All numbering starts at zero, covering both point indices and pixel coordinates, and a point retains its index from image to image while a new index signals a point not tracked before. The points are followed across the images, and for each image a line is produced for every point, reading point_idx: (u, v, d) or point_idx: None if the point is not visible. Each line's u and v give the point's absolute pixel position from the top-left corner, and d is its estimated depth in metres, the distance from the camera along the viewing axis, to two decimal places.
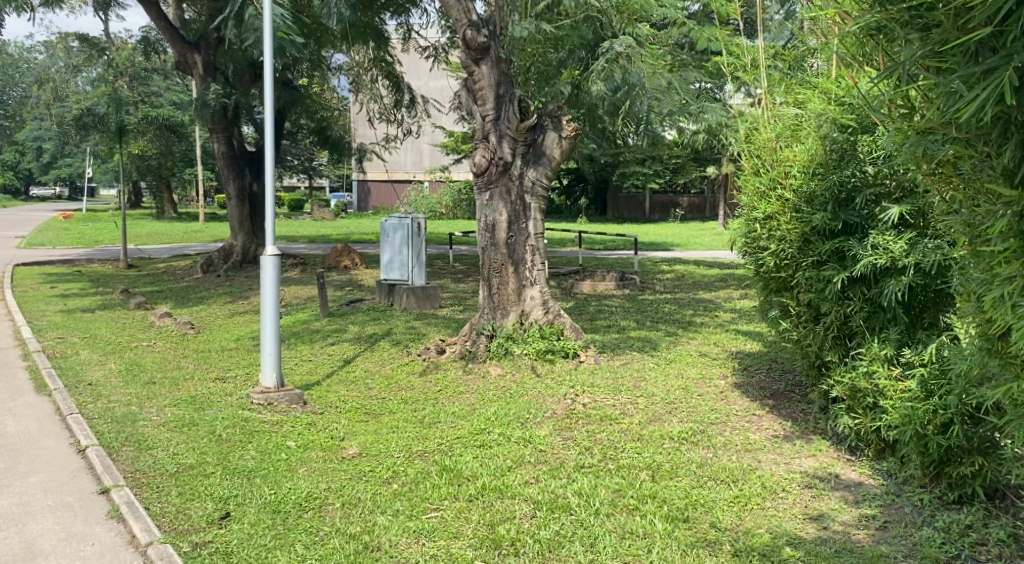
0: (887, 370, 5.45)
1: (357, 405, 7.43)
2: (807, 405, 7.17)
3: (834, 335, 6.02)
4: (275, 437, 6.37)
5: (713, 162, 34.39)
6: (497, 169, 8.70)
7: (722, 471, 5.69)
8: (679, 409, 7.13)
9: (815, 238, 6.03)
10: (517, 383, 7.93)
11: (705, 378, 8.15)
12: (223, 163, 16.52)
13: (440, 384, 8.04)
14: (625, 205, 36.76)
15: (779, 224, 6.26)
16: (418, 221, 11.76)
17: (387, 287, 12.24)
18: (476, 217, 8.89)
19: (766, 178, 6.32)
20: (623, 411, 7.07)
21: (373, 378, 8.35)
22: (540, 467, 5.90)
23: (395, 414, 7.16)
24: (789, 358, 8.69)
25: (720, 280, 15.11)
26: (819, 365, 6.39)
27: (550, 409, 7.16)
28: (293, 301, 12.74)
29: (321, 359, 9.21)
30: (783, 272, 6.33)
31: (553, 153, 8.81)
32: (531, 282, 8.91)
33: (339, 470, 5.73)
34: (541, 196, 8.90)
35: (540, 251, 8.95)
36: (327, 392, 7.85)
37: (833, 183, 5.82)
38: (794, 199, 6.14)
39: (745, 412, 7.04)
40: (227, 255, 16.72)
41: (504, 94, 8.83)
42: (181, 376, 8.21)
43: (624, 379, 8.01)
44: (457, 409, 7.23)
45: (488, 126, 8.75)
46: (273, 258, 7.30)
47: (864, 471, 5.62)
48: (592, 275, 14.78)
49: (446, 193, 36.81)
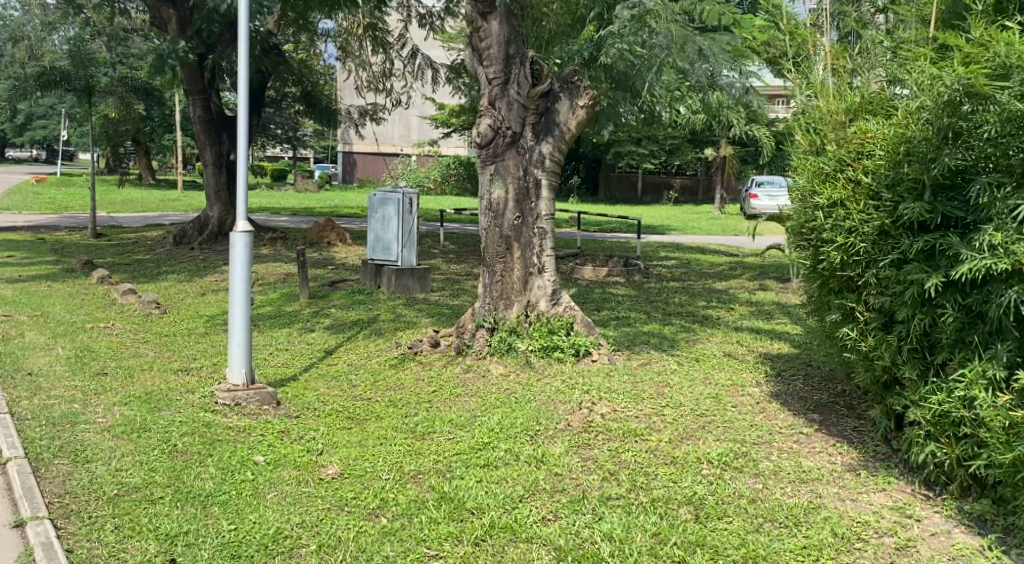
0: (991, 397, 4.56)
1: (338, 407, 6.42)
2: (860, 423, 6.32)
3: (912, 347, 5.19)
4: (241, 448, 5.32)
5: (710, 143, 33.39)
6: (504, 140, 7.64)
7: (780, 511, 4.79)
8: (713, 424, 6.16)
9: (897, 230, 5.18)
10: (521, 384, 6.94)
11: (736, 385, 7.18)
12: (201, 128, 15.34)
13: (435, 382, 7.03)
14: (617, 186, 35.81)
15: (849, 213, 5.45)
16: (409, 195, 10.81)
17: (373, 267, 11.17)
18: (479, 194, 7.80)
19: (835, 157, 5.65)
20: (648, 426, 6.07)
21: (358, 373, 7.34)
22: (557, 498, 4.90)
23: (383, 420, 6.15)
24: (825, 364, 7.76)
25: (730, 269, 14.14)
26: (888, 380, 5.56)
27: (564, 419, 6.16)
28: (271, 280, 11.66)
29: (299, 349, 8.17)
30: (850, 270, 5.51)
31: (568, 125, 7.73)
32: (539, 269, 7.80)
33: (316, 497, 4.72)
34: (553, 173, 7.79)
35: (550, 235, 7.84)
36: (304, 390, 6.83)
37: (943, 168, 4.78)
38: (873, 182, 5.37)
39: (790, 431, 6.11)
40: (202, 227, 15.48)
41: (514, 54, 7.79)
42: (138, 366, 7.13)
43: (646, 385, 7.00)
44: (456, 416, 6.22)
45: (495, 92, 7.69)
46: (244, 236, 6.24)
47: (951, 516, 4.83)
48: (593, 260, 13.77)
49: (435, 167, 35.64)
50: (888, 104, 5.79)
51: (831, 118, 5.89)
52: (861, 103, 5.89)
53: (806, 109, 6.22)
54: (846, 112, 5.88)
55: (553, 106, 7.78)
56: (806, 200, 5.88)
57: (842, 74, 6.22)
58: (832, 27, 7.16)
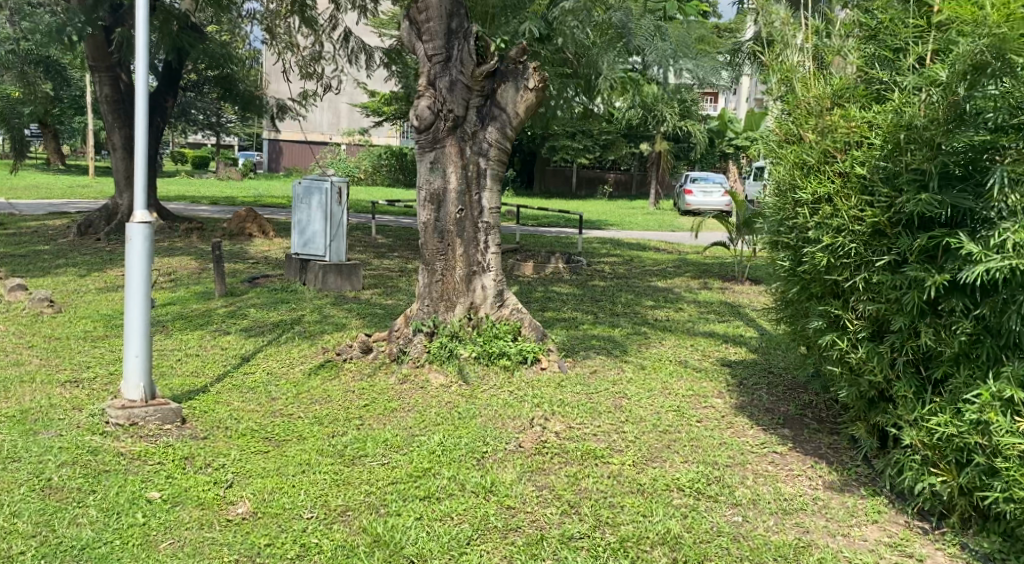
0: (1009, 422, 4.08)
1: (254, 427, 5.59)
2: (836, 439, 5.76)
3: (906, 359, 4.71)
4: (131, 481, 4.53)
5: (645, 139, 33.08)
6: (445, 124, 6.85)
7: (766, 551, 4.23)
8: (679, 443, 5.52)
9: (896, 230, 4.73)
10: (464, 397, 6.20)
11: (698, 396, 6.56)
12: (108, 108, 14.09)
13: (367, 395, 6.23)
14: (552, 179, 35.07)
15: (838, 210, 4.95)
16: (339, 184, 9.90)
17: (298, 263, 10.28)
18: (418, 184, 6.99)
19: (818, 148, 5.13)
20: (609, 445, 5.40)
21: (278, 384, 6.50)
22: (511, 540, 4.24)
23: (306, 443, 5.36)
24: (788, 373, 7.22)
25: (674, 267, 13.63)
26: (875, 396, 5.02)
27: (514, 439, 5.44)
28: (183, 276, 10.63)
29: (210, 355, 7.27)
30: (837, 274, 4.99)
31: (515, 109, 6.99)
32: (484, 267, 7.03)
33: (221, 545, 4.04)
34: (498, 161, 7.05)
35: (494, 230, 7.10)
36: (215, 405, 5.98)
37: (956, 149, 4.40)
38: (865, 175, 4.87)
39: (763, 450, 5.50)
40: (110, 216, 14.27)
41: (457, 29, 6.98)
42: (17, 377, 6.14)
43: (601, 396, 6.35)
44: (391, 435, 5.48)
45: (436, 70, 6.88)
46: (142, 229, 5.39)
47: (956, 556, 4.31)
48: (534, 256, 13.07)
49: (365, 157, 34.58)
50: (874, 92, 5.24)
51: (814, 103, 5.31)
52: (848, 88, 5.30)
53: (785, 95, 5.60)
54: (831, 98, 5.29)
55: (499, 88, 7.01)
56: (785, 194, 5.35)
57: (821, 57, 5.63)
58: (807, 9, 6.59)
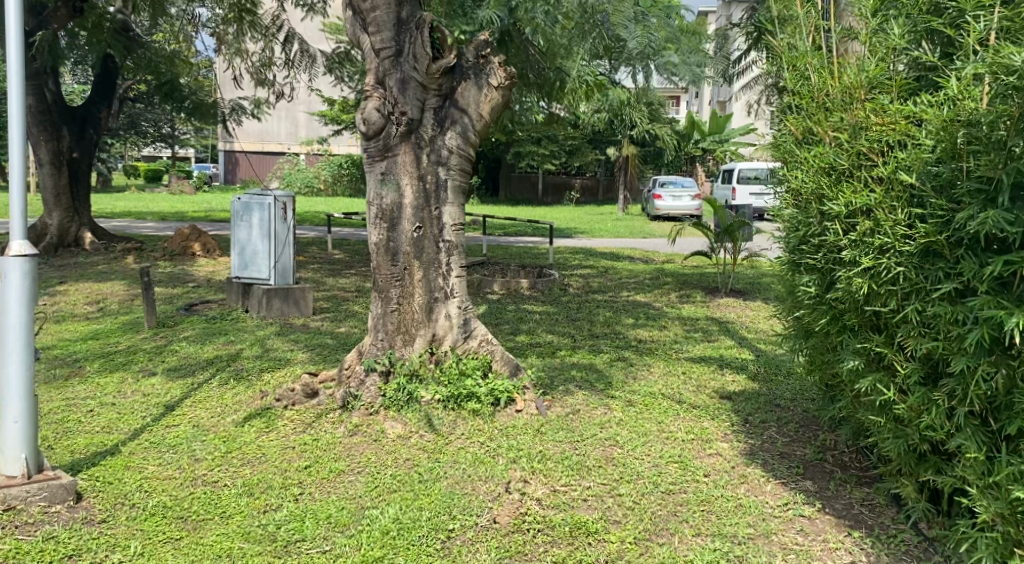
0: None
1: (167, 501, 4.56)
2: (869, 491, 4.83)
3: (970, 409, 3.77)
4: None
5: (614, 144, 32.24)
6: (398, 129, 5.85)
7: None
8: (689, 507, 4.56)
9: (956, 251, 3.78)
10: (426, 452, 5.19)
11: (700, 441, 5.58)
12: (33, 119, 12.87)
13: (309, 453, 5.21)
14: (518, 185, 34.11)
15: (880, 224, 4.03)
16: (282, 199, 8.86)
17: (240, 287, 9.17)
18: (368, 199, 5.98)
19: (853, 151, 4.22)
20: (604, 516, 4.43)
21: (205, 441, 5.44)
22: None
23: (230, 524, 4.33)
24: (797, 407, 6.28)
25: (653, 279, 12.73)
26: (930, 450, 4.09)
27: (488, 510, 4.47)
28: (112, 305, 9.48)
29: (127, 405, 6.16)
30: (880, 303, 4.06)
31: (478, 110, 6.00)
32: (446, 294, 6.02)
33: None
34: (460, 171, 6.06)
35: (458, 250, 6.09)
36: (124, 472, 4.92)
37: None
38: (914, 183, 3.94)
39: (786, 512, 4.55)
40: None
41: (409, 19, 5.99)
42: None
43: (587, 445, 5.37)
44: (337, 510, 4.46)
45: (386, 67, 5.89)
46: (20, 264, 4.33)
47: None
48: (503, 270, 12.06)
49: (325, 167, 33.31)
50: (914, 80, 4.32)
51: (842, 97, 4.39)
52: (883, 75, 4.33)
53: (806, 87, 4.65)
54: (865, 89, 4.34)
55: (459, 87, 6.01)
56: (810, 206, 4.47)
57: (845, 41, 4.68)
58: None
